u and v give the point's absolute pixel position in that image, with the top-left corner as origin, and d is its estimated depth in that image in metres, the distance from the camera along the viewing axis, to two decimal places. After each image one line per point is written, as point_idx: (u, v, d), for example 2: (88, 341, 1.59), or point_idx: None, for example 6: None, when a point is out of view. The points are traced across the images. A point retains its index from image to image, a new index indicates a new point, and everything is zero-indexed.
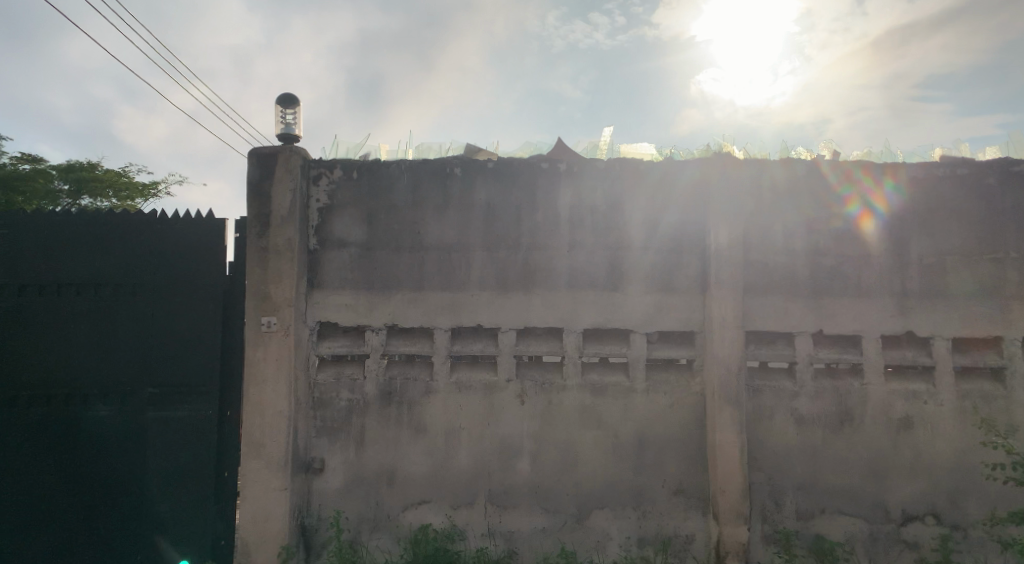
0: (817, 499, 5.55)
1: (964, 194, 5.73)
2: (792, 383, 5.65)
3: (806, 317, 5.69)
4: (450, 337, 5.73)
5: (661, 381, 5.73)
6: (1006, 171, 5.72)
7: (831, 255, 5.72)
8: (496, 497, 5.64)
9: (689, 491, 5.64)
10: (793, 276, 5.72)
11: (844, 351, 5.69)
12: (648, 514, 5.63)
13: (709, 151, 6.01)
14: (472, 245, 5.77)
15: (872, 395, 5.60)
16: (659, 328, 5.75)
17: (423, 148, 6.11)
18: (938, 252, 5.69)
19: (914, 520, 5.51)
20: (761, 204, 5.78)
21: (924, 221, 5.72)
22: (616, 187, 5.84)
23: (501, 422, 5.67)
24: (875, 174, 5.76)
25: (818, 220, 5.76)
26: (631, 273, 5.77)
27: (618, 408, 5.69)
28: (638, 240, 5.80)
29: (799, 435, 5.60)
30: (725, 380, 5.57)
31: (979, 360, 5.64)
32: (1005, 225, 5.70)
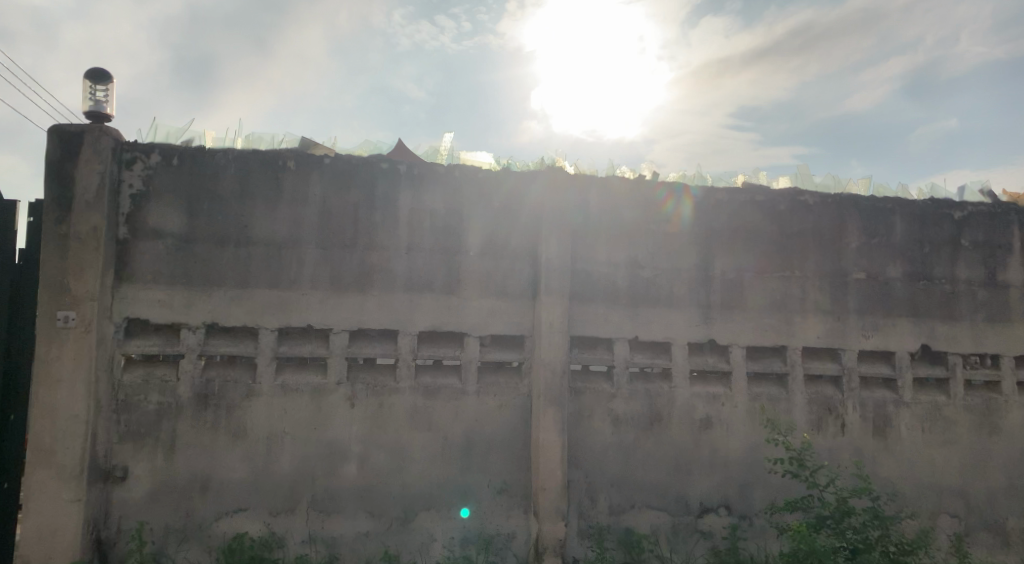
0: (627, 495, 5.91)
1: (761, 215, 6.30)
2: (610, 385, 6.00)
3: (624, 324, 6.05)
4: (277, 338, 5.65)
5: (491, 383, 5.91)
6: (794, 200, 6.35)
7: (649, 267, 6.12)
8: (318, 502, 5.61)
9: (512, 490, 5.85)
10: (614, 285, 6.08)
11: (656, 356, 6.10)
12: (472, 514, 5.79)
13: (543, 164, 6.27)
14: (305, 244, 5.73)
15: (678, 397, 6.04)
16: (490, 332, 5.93)
17: (253, 139, 6.00)
18: (738, 269, 6.23)
19: (710, 511, 5.98)
20: (595, 216, 6.11)
21: (726, 240, 6.24)
22: (452, 193, 5.97)
23: (327, 425, 5.65)
24: (686, 196, 6.22)
25: (639, 234, 6.15)
26: (465, 277, 5.92)
27: (448, 410, 5.82)
28: (474, 245, 5.96)
29: (615, 435, 5.95)
30: (549, 383, 5.80)
31: (767, 366, 6.20)
32: (792, 247, 6.32)
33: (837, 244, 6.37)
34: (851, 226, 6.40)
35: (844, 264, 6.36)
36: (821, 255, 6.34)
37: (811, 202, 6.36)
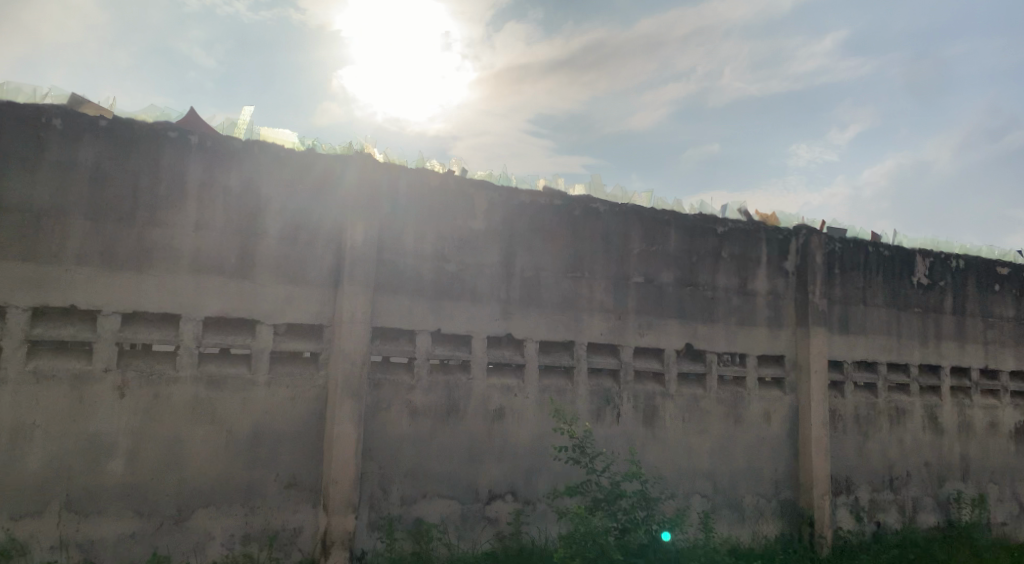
0: (419, 485, 5.98)
1: (558, 218, 6.63)
2: (410, 377, 6.04)
3: (427, 316, 6.11)
4: (29, 318, 5.12)
5: (284, 373, 5.73)
6: (588, 207, 6.75)
7: (454, 261, 6.22)
8: (74, 503, 5.16)
9: (301, 484, 5.71)
10: (419, 278, 6.10)
11: (456, 349, 6.21)
12: (257, 510, 5.59)
13: (351, 149, 6.13)
14: (71, 215, 5.23)
15: (475, 389, 6.21)
16: (286, 321, 5.74)
17: (9, 89, 5.39)
18: (536, 267, 6.50)
19: (497, 499, 6.20)
20: (405, 210, 6.10)
21: (527, 239, 6.50)
22: (251, 173, 5.71)
23: (90, 417, 5.22)
24: (493, 195, 6.40)
25: (444, 228, 6.23)
26: (260, 262, 5.68)
27: (235, 402, 5.58)
28: (272, 229, 5.74)
29: (410, 426, 5.99)
30: (347, 373, 5.73)
31: (557, 359, 6.54)
32: (584, 250, 6.70)
33: (622, 249, 6.86)
34: (634, 237, 6.93)
35: (626, 269, 6.86)
36: (608, 260, 6.79)
37: (601, 210, 6.81)
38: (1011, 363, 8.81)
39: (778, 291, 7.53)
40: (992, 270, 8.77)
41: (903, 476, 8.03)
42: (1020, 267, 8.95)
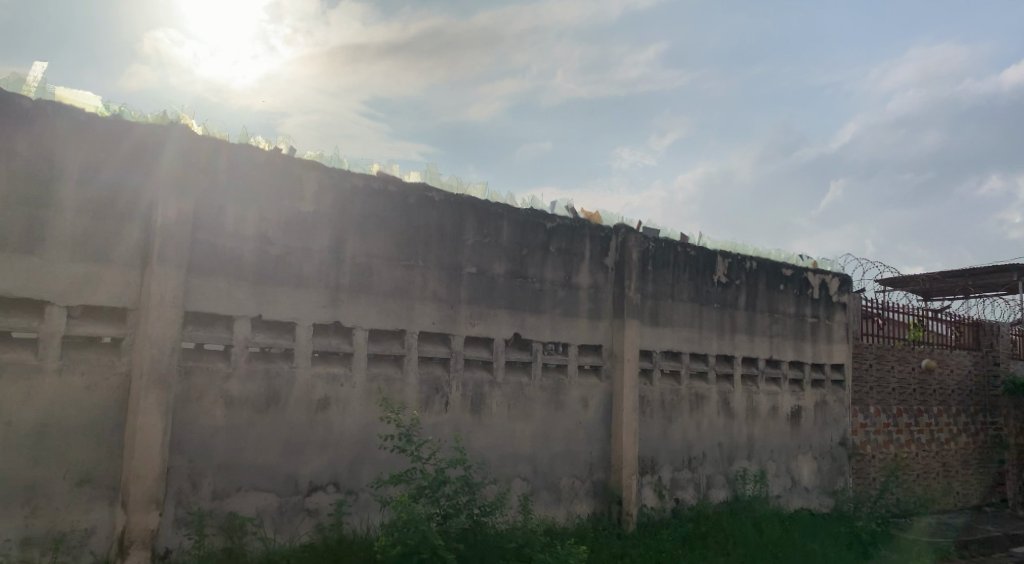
0: (232, 478, 5.68)
1: (392, 205, 6.49)
2: (226, 365, 5.71)
3: (248, 302, 5.79)
4: None
5: (78, 360, 5.21)
6: (422, 195, 6.68)
7: (279, 245, 5.93)
8: None
9: (95, 480, 5.24)
10: (239, 261, 5.76)
11: (279, 336, 5.94)
12: (40, 510, 5.06)
13: (165, 119, 5.60)
14: None
15: (298, 378, 5.97)
16: (83, 303, 5.22)
17: None
18: (367, 254, 6.34)
19: (318, 490, 6.01)
20: (223, 190, 5.71)
21: (359, 224, 6.32)
22: (42, 136, 5.14)
23: None
24: (326, 178, 6.16)
25: (269, 209, 5.91)
26: (52, 236, 5.12)
27: (16, 392, 5.01)
28: (67, 201, 5.20)
29: (226, 417, 5.67)
30: (155, 360, 5.31)
31: (387, 348, 6.44)
32: (417, 238, 6.62)
33: (455, 238, 6.86)
34: (467, 226, 6.94)
35: (459, 258, 6.87)
36: (441, 249, 6.76)
37: (436, 198, 6.76)
38: (791, 354, 9.76)
39: (599, 284, 7.86)
40: (779, 271, 9.65)
41: (699, 456, 8.68)
42: (801, 269, 9.92)
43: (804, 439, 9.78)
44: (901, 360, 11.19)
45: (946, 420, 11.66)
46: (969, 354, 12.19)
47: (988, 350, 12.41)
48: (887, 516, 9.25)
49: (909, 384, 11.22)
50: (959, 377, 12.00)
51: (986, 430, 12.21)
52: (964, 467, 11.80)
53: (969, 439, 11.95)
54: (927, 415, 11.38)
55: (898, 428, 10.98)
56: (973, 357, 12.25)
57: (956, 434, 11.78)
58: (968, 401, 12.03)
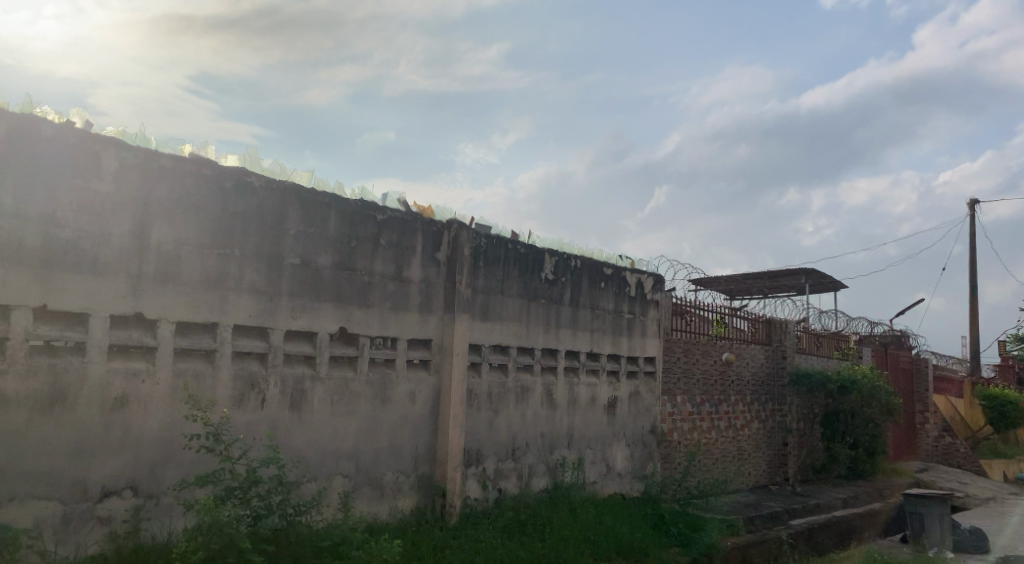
0: (7, 486, 5.13)
1: (206, 189, 6.09)
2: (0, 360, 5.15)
3: (30, 289, 5.24)
4: None
5: None
6: (241, 179, 6.31)
7: (70, 228, 5.41)
8: None
9: None
10: (19, 243, 5.21)
11: (68, 329, 5.44)
12: None
13: None
14: None
15: (90, 374, 5.49)
16: None
17: None
18: (176, 241, 5.92)
19: (111, 496, 5.55)
20: (15, 159, 5.22)
21: (168, 209, 5.88)
22: None
23: None
24: (129, 157, 5.70)
25: (59, 188, 5.39)
26: None
27: None
28: None
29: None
30: None
31: (196, 342, 6.05)
32: (234, 226, 6.26)
33: (277, 228, 6.54)
34: (290, 215, 6.64)
35: (280, 248, 6.56)
36: (260, 238, 6.42)
37: (256, 184, 6.40)
38: (610, 348, 10.13)
39: (429, 279, 7.78)
40: (600, 270, 9.98)
41: (522, 446, 8.82)
42: (621, 267, 10.33)
43: (620, 427, 10.20)
44: (704, 353, 12.02)
45: (742, 407, 12.65)
46: (762, 349, 13.31)
47: (777, 344, 13.59)
48: (692, 496, 9.69)
49: (710, 375, 12.11)
50: (753, 368, 13.08)
51: (774, 417, 13.33)
52: (756, 450, 12.85)
53: (761, 425, 13.02)
54: (726, 403, 12.30)
55: (701, 416, 11.79)
56: (765, 351, 13.40)
57: (750, 420, 12.80)
58: (760, 391, 13.15)
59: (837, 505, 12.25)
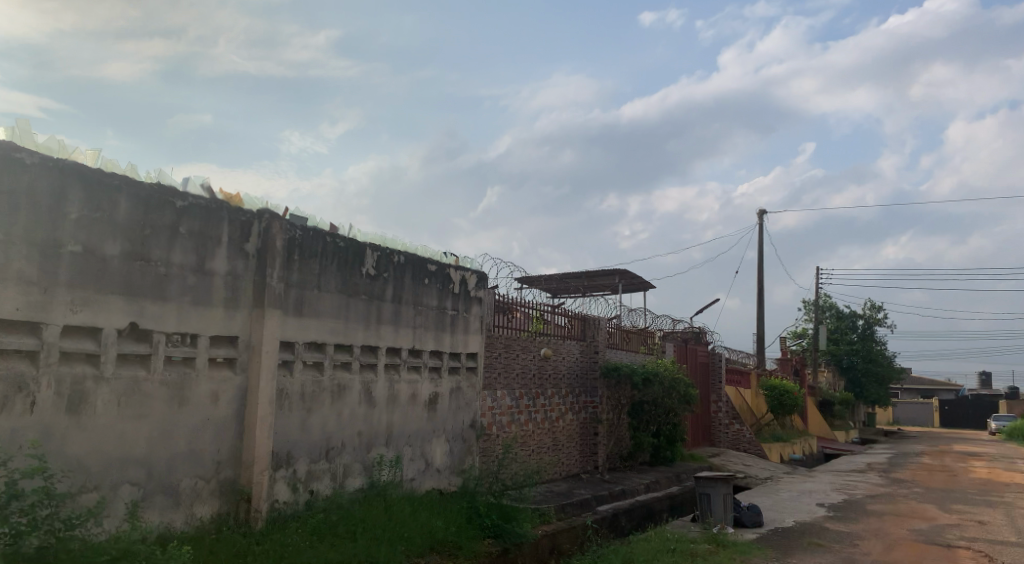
0: None
1: None
2: None
3: None
4: None
5: None
6: (7, 155, 5.70)
7: None
8: None
9: None
10: None
11: None
12: None
13: None
14: None
15: None
16: None
17: None
18: None
19: None
20: None
21: None
22: None
23: None
24: None
25: None
26: None
27: None
28: None
29: None
30: None
31: None
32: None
33: (55, 212, 5.94)
34: (71, 199, 6.04)
35: (58, 234, 5.95)
36: (33, 223, 5.82)
37: (28, 161, 5.82)
38: (432, 345, 10.00)
39: (237, 272, 7.29)
40: (424, 266, 9.85)
41: (337, 446, 8.50)
42: (445, 264, 10.25)
43: (439, 423, 10.09)
44: (524, 349, 12.25)
45: (557, 400, 13.04)
46: (577, 344, 13.76)
47: (591, 340, 14.09)
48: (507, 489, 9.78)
49: (529, 370, 12.38)
50: (569, 363, 13.52)
51: (587, 408, 13.83)
52: (569, 441, 13.28)
53: (574, 417, 13.48)
54: (543, 397, 12.63)
55: (519, 410, 12.00)
56: (580, 347, 13.86)
57: (564, 412, 13.22)
58: (574, 384, 13.60)
59: (640, 490, 12.91)
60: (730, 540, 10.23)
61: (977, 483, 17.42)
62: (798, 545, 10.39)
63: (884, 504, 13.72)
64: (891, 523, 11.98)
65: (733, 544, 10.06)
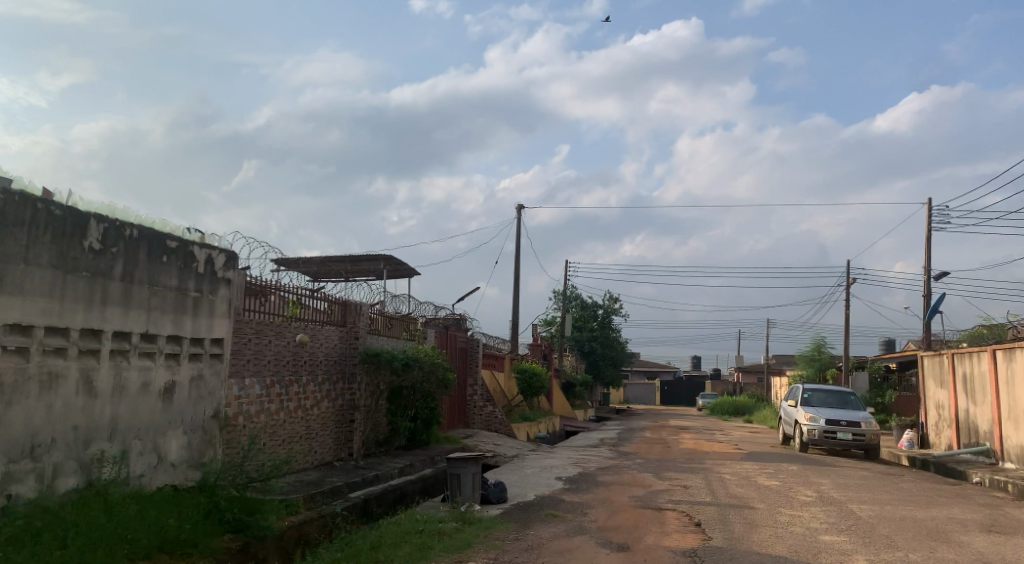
0: None
1: None
2: None
3: None
4: None
5: None
6: None
7: None
8: None
9: None
10: None
11: None
12: None
13: None
14: None
15: None
16: None
17: None
18: None
19: None
20: None
21: None
22: None
23: None
24: None
25: None
26: None
27: None
28: None
29: None
30: None
31: None
32: None
33: None
34: None
35: None
36: None
37: None
38: (170, 329, 9.20)
39: None
40: (162, 242, 9.03)
41: (45, 442, 7.55)
42: (188, 242, 9.46)
43: (176, 414, 9.28)
44: (277, 334, 11.67)
45: (313, 388, 12.63)
46: (336, 330, 13.40)
47: (351, 326, 13.76)
48: (252, 480, 9.22)
49: (283, 356, 11.84)
50: (327, 349, 13.12)
51: (343, 395, 13.53)
52: (324, 429, 12.88)
53: (330, 404, 13.13)
54: (297, 384, 12.18)
55: (270, 398, 11.43)
56: (339, 333, 13.51)
57: (320, 399, 12.83)
58: (331, 371, 13.23)
59: (393, 475, 12.91)
60: (475, 518, 10.49)
61: (687, 452, 19.43)
62: (537, 517, 10.91)
63: (612, 475, 14.84)
64: (615, 492, 12.99)
65: (477, 521, 10.33)
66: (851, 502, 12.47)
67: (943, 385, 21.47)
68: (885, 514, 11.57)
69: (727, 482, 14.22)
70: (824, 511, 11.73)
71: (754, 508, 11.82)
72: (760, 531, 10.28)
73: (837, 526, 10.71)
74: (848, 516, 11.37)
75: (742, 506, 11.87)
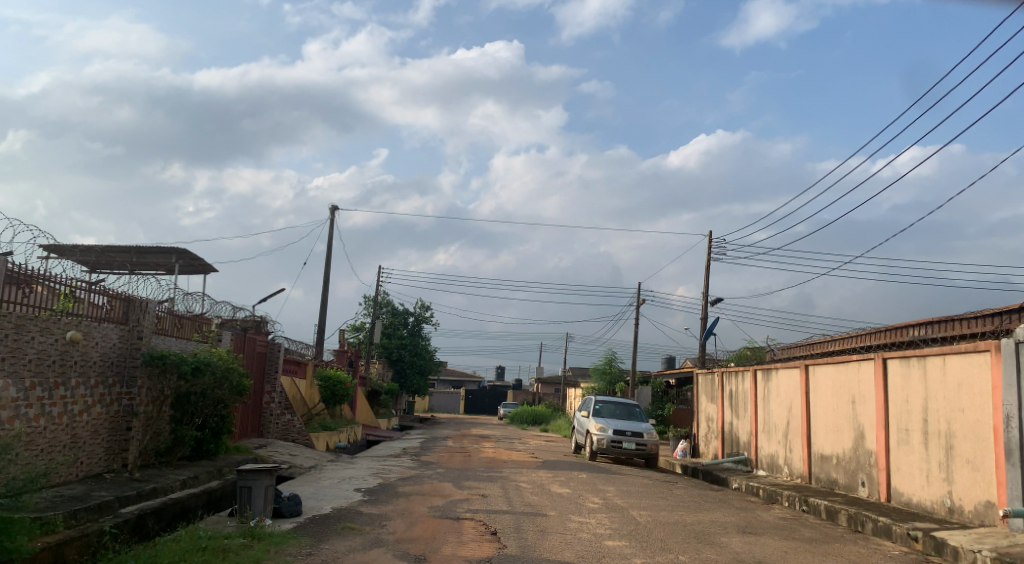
0: None
1: None
2: None
3: None
4: None
5: None
6: None
7: None
8: None
9: None
10: None
11: None
12: None
13: None
14: None
15: None
16: None
17: None
18: None
19: None
20: None
21: None
22: None
23: None
24: None
25: None
26: None
27: None
28: None
29: None
30: None
31: None
32: None
33: None
34: None
35: None
36: None
37: None
38: None
39: None
40: None
41: None
42: None
43: None
44: (42, 331, 10.31)
45: (83, 392, 11.31)
46: (117, 329, 12.08)
47: (135, 324, 12.46)
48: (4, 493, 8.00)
49: (48, 355, 10.47)
50: (103, 349, 11.79)
51: (120, 400, 12.27)
52: (93, 438, 11.55)
53: (103, 410, 11.82)
54: (63, 387, 10.86)
55: (28, 403, 10.09)
56: (119, 331, 12.18)
57: (91, 405, 11.51)
58: (107, 373, 11.90)
59: (174, 488, 11.84)
60: (266, 532, 9.78)
61: (485, 461, 19.50)
62: (332, 531, 10.36)
63: (412, 485, 14.51)
64: (415, 502, 12.68)
65: (268, 536, 9.63)
66: (631, 508, 13.00)
67: (712, 400, 23.12)
68: (660, 519, 12.14)
69: (521, 490, 14.36)
70: (608, 517, 12.12)
71: (545, 515, 11.98)
72: (550, 538, 10.40)
73: (619, 531, 11.07)
74: (628, 521, 11.82)
75: (535, 514, 11.99)
